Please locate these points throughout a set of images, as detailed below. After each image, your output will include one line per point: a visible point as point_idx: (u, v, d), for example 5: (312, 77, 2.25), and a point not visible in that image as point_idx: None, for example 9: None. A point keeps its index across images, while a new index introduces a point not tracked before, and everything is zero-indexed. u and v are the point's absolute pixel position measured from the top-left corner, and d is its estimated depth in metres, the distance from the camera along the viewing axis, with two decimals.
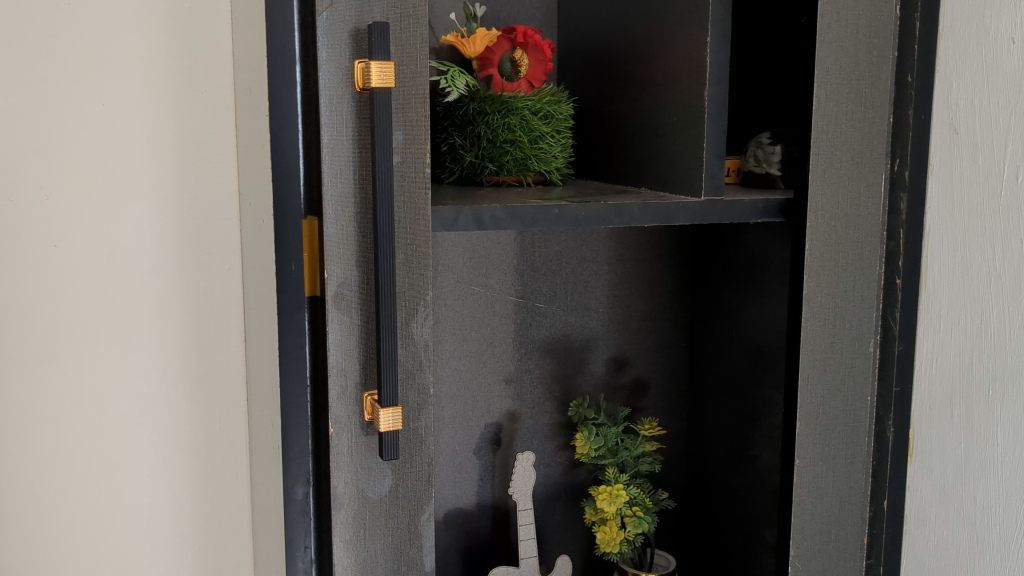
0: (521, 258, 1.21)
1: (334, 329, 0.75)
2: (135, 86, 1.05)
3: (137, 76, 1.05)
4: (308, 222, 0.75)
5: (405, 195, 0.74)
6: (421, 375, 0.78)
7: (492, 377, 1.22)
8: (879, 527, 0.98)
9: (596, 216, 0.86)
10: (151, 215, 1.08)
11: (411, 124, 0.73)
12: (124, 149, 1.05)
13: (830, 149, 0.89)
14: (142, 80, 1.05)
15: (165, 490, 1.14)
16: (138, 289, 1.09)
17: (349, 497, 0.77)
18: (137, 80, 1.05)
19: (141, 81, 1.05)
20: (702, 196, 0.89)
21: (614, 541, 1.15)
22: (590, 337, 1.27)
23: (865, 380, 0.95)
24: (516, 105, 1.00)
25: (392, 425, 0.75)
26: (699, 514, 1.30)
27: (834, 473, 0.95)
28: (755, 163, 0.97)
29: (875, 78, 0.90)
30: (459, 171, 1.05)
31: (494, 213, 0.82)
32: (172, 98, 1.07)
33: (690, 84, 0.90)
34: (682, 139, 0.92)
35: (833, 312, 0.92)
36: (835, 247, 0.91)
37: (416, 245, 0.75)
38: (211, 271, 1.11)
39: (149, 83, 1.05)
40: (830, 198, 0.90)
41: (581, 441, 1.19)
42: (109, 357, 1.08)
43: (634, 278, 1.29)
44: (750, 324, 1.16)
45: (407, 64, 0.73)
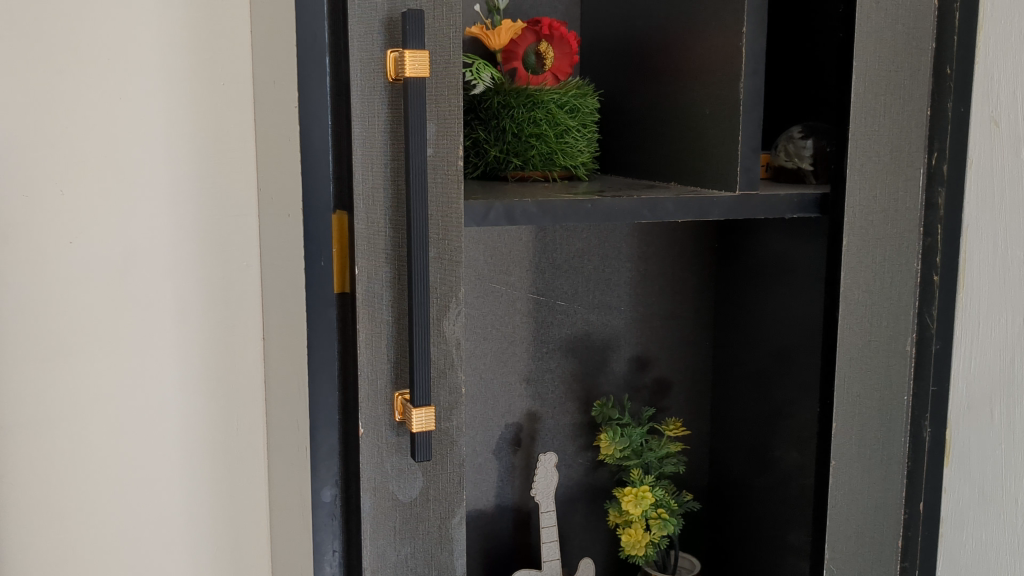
0: (542, 256, 1.19)
1: (365, 327, 0.73)
2: (153, 80, 1.03)
3: (155, 70, 1.03)
4: (338, 217, 0.73)
5: (438, 188, 0.72)
6: (453, 374, 0.76)
7: (513, 377, 1.20)
8: (914, 530, 0.96)
9: (629, 211, 0.84)
10: (169, 212, 1.06)
11: (444, 115, 0.71)
12: (141, 144, 1.03)
13: (868, 142, 0.87)
14: (159, 74, 1.03)
15: (183, 493, 1.12)
16: (156, 287, 1.06)
17: (379, 499, 0.75)
18: (155, 74, 1.03)
19: (159, 75, 1.03)
20: (737, 190, 0.87)
21: (639, 544, 1.14)
22: (612, 336, 1.25)
23: (902, 378, 0.93)
24: (542, 99, 0.98)
25: (425, 425, 0.73)
26: (723, 516, 1.28)
27: (870, 474, 0.93)
28: (785, 157, 0.95)
29: (913, 70, 0.88)
30: (483, 165, 1.03)
31: (526, 207, 0.79)
32: (190, 92, 1.04)
33: (725, 76, 0.87)
34: (713, 132, 0.90)
35: (869, 309, 0.90)
36: (873, 242, 0.89)
37: (449, 238, 0.73)
38: (230, 268, 1.09)
39: (167, 76, 1.03)
40: (868, 192, 0.88)
41: (606, 442, 1.16)
42: (127, 357, 1.06)
43: (658, 276, 1.27)
44: (778, 323, 1.14)
45: (440, 54, 0.71)
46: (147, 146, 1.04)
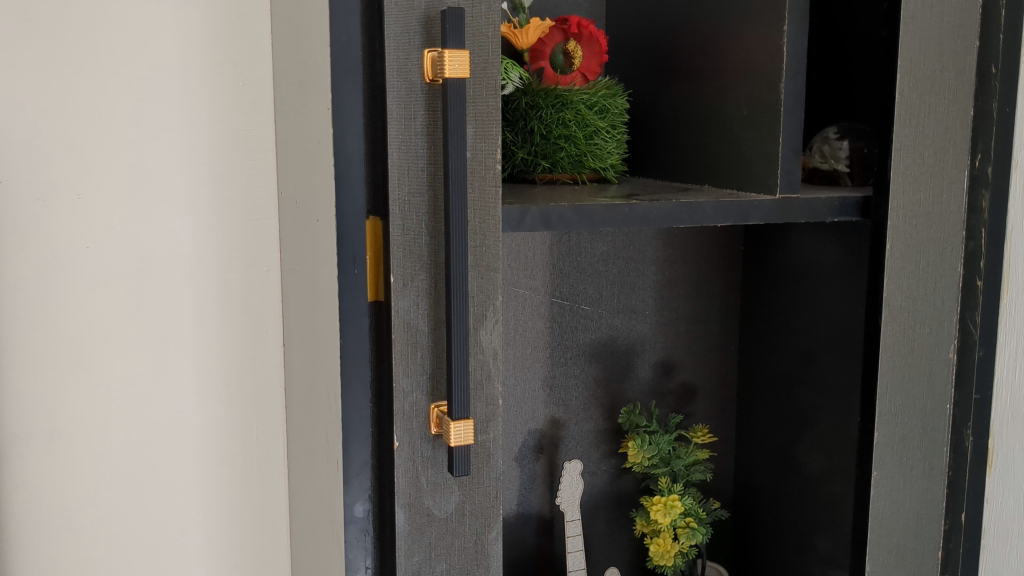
0: (566, 259, 1.16)
1: (399, 337, 0.70)
2: (171, 81, 1.00)
3: (174, 71, 1.00)
4: (372, 222, 0.70)
5: (474, 194, 0.70)
6: (490, 385, 0.73)
7: (537, 384, 1.17)
8: (954, 541, 0.94)
9: (668, 215, 0.81)
10: (185, 216, 1.03)
11: (482, 117, 0.69)
12: (158, 146, 1.01)
13: (913, 144, 0.85)
14: (178, 75, 1.00)
15: (202, 503, 1.09)
16: (173, 293, 1.04)
17: (414, 516, 0.72)
18: (174, 74, 1.00)
19: (178, 76, 1.00)
20: (777, 194, 0.84)
21: (668, 554, 1.11)
22: (637, 341, 1.22)
23: (944, 386, 0.91)
24: (571, 99, 0.95)
25: (462, 440, 0.70)
26: (750, 526, 1.26)
27: (911, 485, 0.91)
28: (820, 159, 0.93)
29: (959, 69, 0.85)
30: (510, 168, 1.00)
31: (562, 211, 0.77)
32: (210, 93, 1.02)
33: (764, 76, 0.85)
34: (750, 133, 0.87)
35: (912, 315, 0.88)
36: (916, 246, 0.87)
37: (486, 244, 0.71)
38: (249, 272, 1.07)
39: (185, 77, 1.01)
40: (912, 195, 0.86)
41: (633, 450, 1.13)
42: (145, 364, 1.04)
43: (683, 279, 1.24)
44: (806, 326, 1.11)
45: (479, 54, 0.68)
46: (165, 148, 1.01)
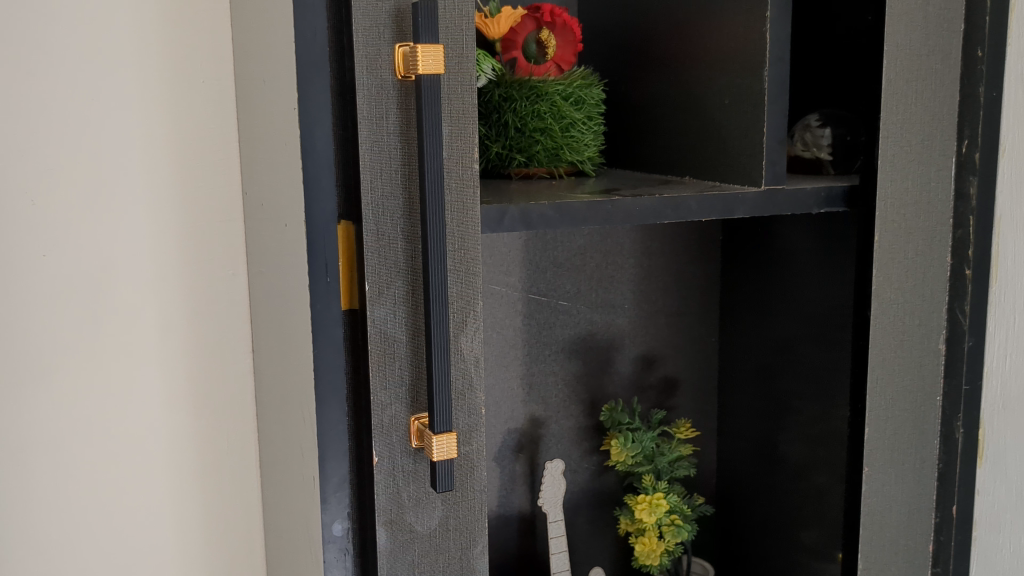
0: (542, 255, 1.13)
1: (376, 347, 0.67)
2: (128, 80, 0.96)
3: (130, 69, 0.96)
4: (343, 227, 0.67)
5: (451, 195, 0.66)
6: (473, 394, 0.70)
7: (516, 382, 1.14)
8: (946, 534, 0.93)
9: (652, 211, 0.78)
10: (147, 220, 0.99)
11: (458, 115, 0.66)
12: (116, 149, 0.96)
13: (900, 131, 0.82)
14: (134, 72, 0.96)
15: (172, 516, 1.05)
16: (137, 301, 1.00)
17: (395, 533, 0.69)
18: (130, 72, 0.96)
19: (134, 74, 0.96)
20: (762, 186, 0.82)
21: (653, 553, 1.09)
22: (616, 336, 1.20)
23: (934, 378, 0.90)
24: (546, 90, 0.91)
25: (446, 454, 0.67)
26: (735, 520, 1.24)
27: (901, 479, 0.89)
28: (802, 147, 0.91)
29: (945, 54, 0.83)
30: (484, 164, 0.97)
31: (542, 210, 0.74)
32: (168, 92, 0.98)
33: (746, 64, 0.82)
34: (733, 123, 0.84)
35: (902, 307, 0.86)
36: (904, 237, 0.85)
37: (466, 248, 0.67)
38: (215, 276, 1.03)
39: (141, 75, 0.96)
40: (900, 184, 0.83)
41: (616, 449, 1.10)
42: (109, 376, 0.99)
43: (662, 271, 1.21)
44: (785, 316, 1.09)
45: (453, 47, 0.65)
46: (123, 149, 0.96)
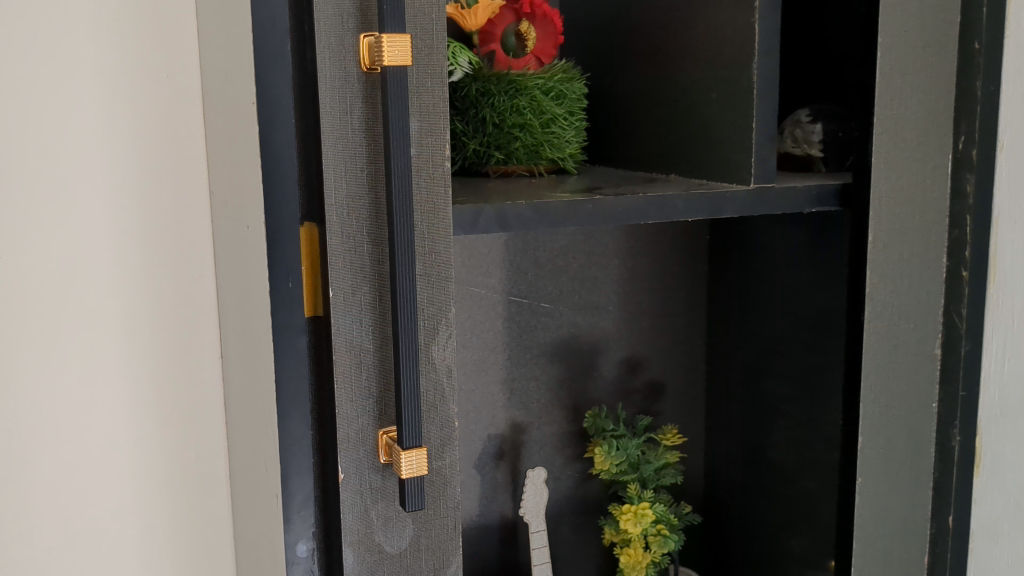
0: (522, 256, 1.09)
1: (341, 356, 0.63)
2: (91, 69, 0.89)
3: (92, 57, 0.89)
4: (307, 228, 0.64)
5: (421, 196, 0.62)
6: (445, 406, 0.66)
7: (496, 387, 1.10)
8: (943, 546, 0.90)
9: (635, 211, 0.75)
10: (113, 222, 0.92)
11: (427, 109, 0.62)
12: (78, 143, 0.89)
13: (894, 127, 0.79)
14: (96, 61, 0.89)
15: (139, 535, 0.99)
16: (102, 309, 0.93)
17: (363, 554, 0.65)
18: (92, 61, 0.89)
19: (97, 63, 0.89)
20: (751, 184, 0.78)
21: (639, 565, 1.05)
22: (600, 338, 1.16)
23: (930, 384, 0.86)
24: (525, 85, 0.87)
25: (416, 471, 0.63)
26: (722, 527, 1.20)
27: (896, 489, 0.86)
28: (792, 143, 0.88)
29: (941, 46, 0.80)
30: (461, 161, 0.93)
31: (520, 210, 0.70)
32: (132, 82, 0.91)
33: (734, 56, 0.78)
34: (722, 119, 0.80)
35: (896, 311, 0.83)
36: (899, 237, 0.81)
37: (436, 251, 0.63)
38: (182, 280, 0.96)
39: (104, 64, 0.89)
40: (895, 183, 0.80)
41: (600, 457, 1.06)
42: (74, 389, 0.93)
43: (647, 272, 1.17)
44: (773, 317, 1.06)
45: (422, 37, 0.61)
46: (85, 143, 0.90)
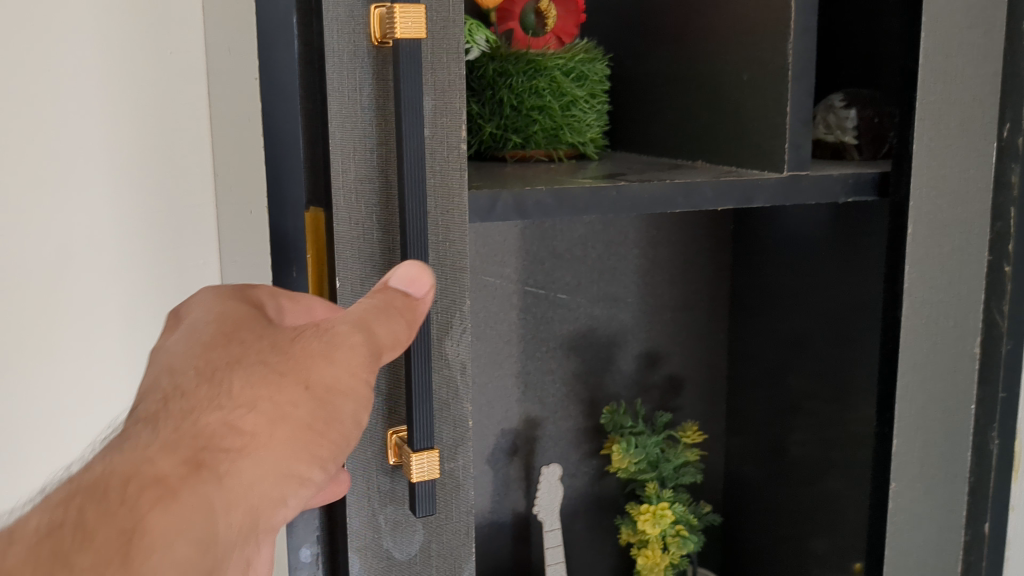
0: (540, 245, 1.04)
1: None
2: (87, 34, 0.79)
3: (87, 21, 0.79)
4: (313, 215, 0.61)
5: (434, 181, 0.58)
6: (458, 405, 0.62)
7: (510, 380, 1.06)
8: (976, 554, 0.86)
9: (662, 199, 0.70)
10: (118, 208, 0.83)
11: (442, 87, 0.58)
12: (74, 118, 0.80)
13: (939, 113, 0.74)
14: (93, 26, 0.79)
15: None
16: (98, 289, 0.83)
17: (370, 560, 0.63)
18: (86, 26, 0.79)
19: (93, 27, 0.79)
20: (785, 172, 0.73)
21: (657, 567, 1.01)
22: (618, 331, 1.12)
23: (968, 384, 0.82)
24: (545, 65, 0.83)
25: (427, 475, 0.59)
26: (743, 528, 1.16)
27: (931, 493, 0.82)
28: (825, 130, 0.83)
29: (988, 26, 0.75)
30: (476, 145, 0.89)
31: (539, 197, 0.65)
32: (133, 51, 0.81)
33: (767, 35, 0.74)
34: (753, 102, 0.76)
35: (935, 307, 0.78)
36: (939, 229, 0.77)
37: (451, 240, 0.59)
38: (186, 269, 0.87)
39: (102, 29, 0.79)
40: (936, 172, 0.75)
41: (618, 455, 1.02)
42: (79, 394, 0.84)
43: (668, 262, 1.13)
44: (800, 310, 1.02)
45: (437, 10, 0.57)
46: (81, 119, 0.80)
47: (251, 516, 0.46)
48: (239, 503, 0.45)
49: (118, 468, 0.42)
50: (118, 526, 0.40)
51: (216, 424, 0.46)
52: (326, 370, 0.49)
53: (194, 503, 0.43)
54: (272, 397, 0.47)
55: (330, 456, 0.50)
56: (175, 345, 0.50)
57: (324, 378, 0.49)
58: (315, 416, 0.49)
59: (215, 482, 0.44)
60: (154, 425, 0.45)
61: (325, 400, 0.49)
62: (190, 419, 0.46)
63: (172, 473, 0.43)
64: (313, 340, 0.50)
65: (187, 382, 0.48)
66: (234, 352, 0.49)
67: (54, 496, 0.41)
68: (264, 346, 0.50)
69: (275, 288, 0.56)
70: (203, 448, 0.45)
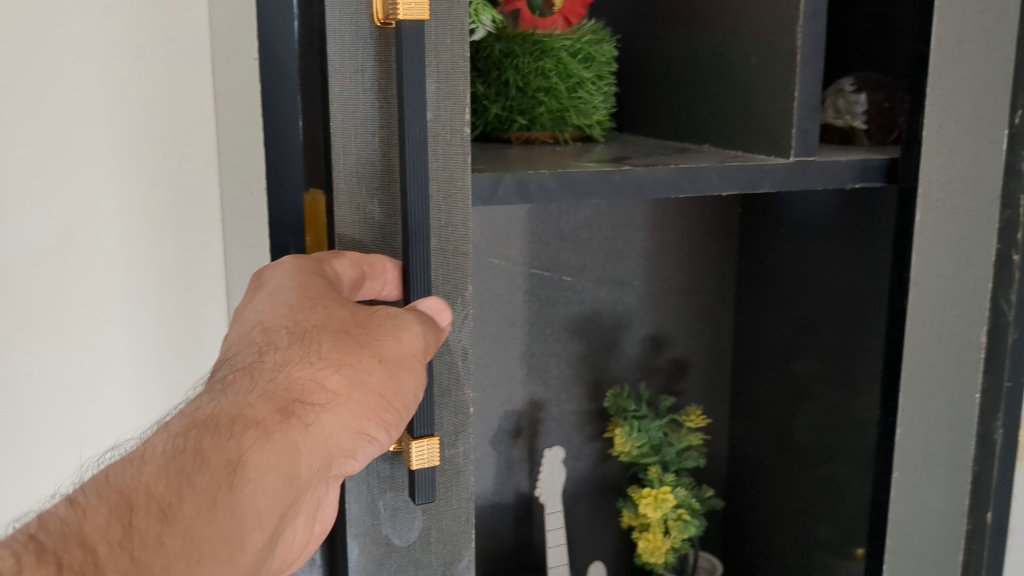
0: (547, 226, 1.04)
1: None
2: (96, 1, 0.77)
3: None
4: (313, 196, 0.62)
5: (437, 162, 0.58)
6: (461, 392, 0.61)
7: (514, 360, 1.05)
8: (979, 543, 0.84)
9: (666, 183, 0.70)
10: (125, 180, 0.82)
11: (446, 71, 0.57)
12: (82, 87, 0.78)
13: (949, 100, 0.73)
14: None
15: None
16: (105, 261, 0.82)
17: (369, 545, 0.64)
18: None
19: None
20: (792, 157, 0.73)
21: (658, 551, 1.01)
22: (624, 314, 1.11)
23: (973, 372, 0.81)
24: (552, 46, 0.82)
25: (427, 461, 0.59)
26: (746, 513, 1.16)
27: (934, 482, 0.82)
28: (834, 114, 0.83)
29: (1002, 12, 0.74)
30: (481, 126, 0.88)
31: (542, 180, 0.65)
32: (141, 21, 0.79)
33: (774, 18, 0.73)
34: (760, 85, 0.75)
35: (941, 296, 0.78)
36: (948, 218, 0.76)
37: (454, 226, 0.59)
38: (190, 244, 0.85)
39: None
40: (945, 158, 0.75)
41: (620, 439, 1.02)
42: (85, 366, 0.83)
43: (675, 246, 1.12)
44: (806, 296, 1.01)
45: None
46: (90, 88, 0.79)
47: (327, 459, 0.53)
48: (320, 451, 0.52)
49: (224, 408, 0.49)
50: (226, 456, 0.47)
51: (306, 379, 0.52)
52: (396, 346, 0.54)
53: (284, 445, 0.49)
54: (352, 364, 0.53)
55: (397, 419, 0.56)
56: (262, 305, 0.55)
57: (394, 352, 0.54)
58: (385, 385, 0.54)
59: (302, 430, 0.51)
60: (252, 374, 0.51)
61: (397, 371, 0.54)
62: (283, 372, 0.52)
63: (266, 419, 0.50)
64: (387, 319, 0.55)
65: (281, 339, 0.53)
66: (319, 317, 0.54)
67: (174, 425, 0.49)
68: (345, 315, 0.55)
69: (354, 256, 0.57)
70: (295, 399, 0.51)
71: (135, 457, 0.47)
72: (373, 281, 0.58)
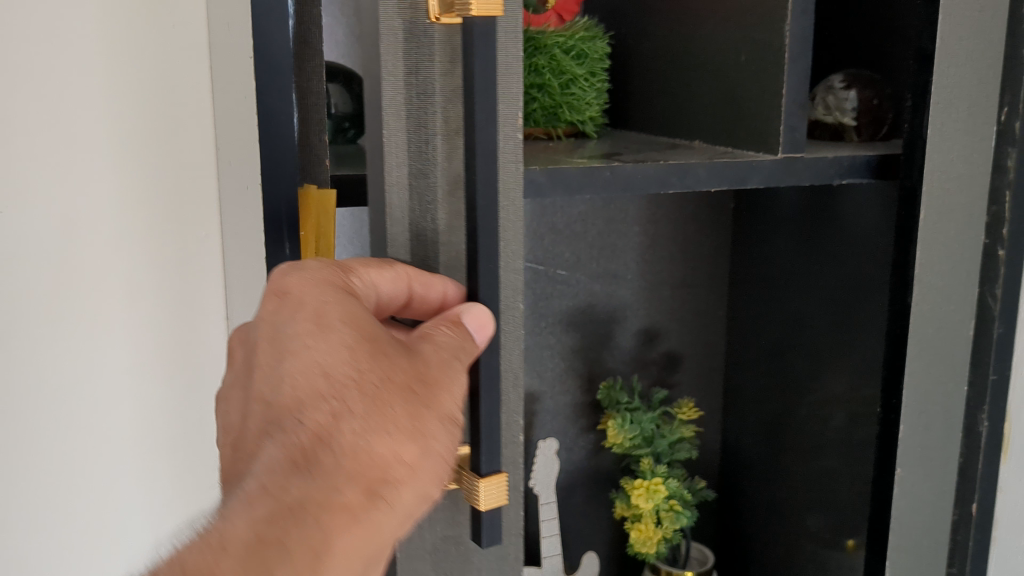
0: (542, 220, 1.05)
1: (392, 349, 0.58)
2: None
3: None
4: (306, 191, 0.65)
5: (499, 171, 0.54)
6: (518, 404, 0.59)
7: None
8: (964, 534, 0.83)
9: (654, 179, 0.71)
10: (119, 161, 0.82)
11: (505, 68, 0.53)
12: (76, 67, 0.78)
13: (950, 99, 0.75)
14: None
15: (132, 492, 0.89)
16: (99, 241, 0.83)
17: None
18: None
19: None
20: (780, 153, 0.74)
21: (650, 541, 1.02)
22: (618, 308, 1.13)
23: (957, 366, 0.81)
24: (544, 43, 0.84)
25: (495, 502, 0.56)
26: (738, 505, 1.18)
27: (921, 474, 0.83)
28: (824, 110, 0.83)
29: None
30: None
31: (534, 177, 0.66)
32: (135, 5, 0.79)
33: (763, 16, 0.74)
34: (750, 83, 0.76)
35: (930, 292, 0.79)
36: (940, 214, 0.77)
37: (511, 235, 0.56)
38: (186, 230, 0.85)
39: None
40: (945, 156, 0.76)
41: (613, 431, 1.04)
42: (81, 338, 0.84)
43: (668, 240, 1.14)
44: (797, 289, 1.02)
45: None
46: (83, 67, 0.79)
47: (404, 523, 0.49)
48: (399, 521, 0.48)
49: (307, 492, 0.45)
50: (303, 549, 0.44)
51: (386, 454, 0.47)
52: (452, 401, 0.50)
53: (364, 530, 0.46)
54: (426, 431, 0.49)
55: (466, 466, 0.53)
56: (313, 347, 0.49)
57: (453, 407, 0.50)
58: (451, 445, 0.50)
59: (385, 511, 0.47)
60: (332, 450, 0.46)
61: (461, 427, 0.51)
62: (362, 447, 0.47)
63: (347, 505, 0.46)
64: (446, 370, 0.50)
65: (352, 400, 0.47)
66: (382, 371, 0.48)
67: (253, 502, 0.45)
68: (409, 371, 0.49)
69: (399, 270, 0.55)
70: (376, 479, 0.47)
71: (211, 543, 0.44)
72: (419, 301, 0.55)
